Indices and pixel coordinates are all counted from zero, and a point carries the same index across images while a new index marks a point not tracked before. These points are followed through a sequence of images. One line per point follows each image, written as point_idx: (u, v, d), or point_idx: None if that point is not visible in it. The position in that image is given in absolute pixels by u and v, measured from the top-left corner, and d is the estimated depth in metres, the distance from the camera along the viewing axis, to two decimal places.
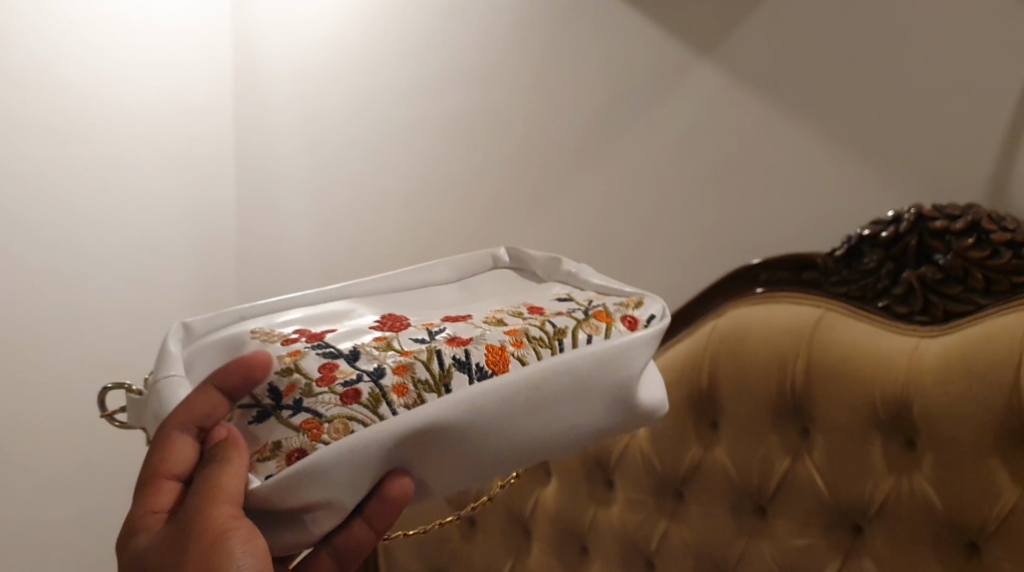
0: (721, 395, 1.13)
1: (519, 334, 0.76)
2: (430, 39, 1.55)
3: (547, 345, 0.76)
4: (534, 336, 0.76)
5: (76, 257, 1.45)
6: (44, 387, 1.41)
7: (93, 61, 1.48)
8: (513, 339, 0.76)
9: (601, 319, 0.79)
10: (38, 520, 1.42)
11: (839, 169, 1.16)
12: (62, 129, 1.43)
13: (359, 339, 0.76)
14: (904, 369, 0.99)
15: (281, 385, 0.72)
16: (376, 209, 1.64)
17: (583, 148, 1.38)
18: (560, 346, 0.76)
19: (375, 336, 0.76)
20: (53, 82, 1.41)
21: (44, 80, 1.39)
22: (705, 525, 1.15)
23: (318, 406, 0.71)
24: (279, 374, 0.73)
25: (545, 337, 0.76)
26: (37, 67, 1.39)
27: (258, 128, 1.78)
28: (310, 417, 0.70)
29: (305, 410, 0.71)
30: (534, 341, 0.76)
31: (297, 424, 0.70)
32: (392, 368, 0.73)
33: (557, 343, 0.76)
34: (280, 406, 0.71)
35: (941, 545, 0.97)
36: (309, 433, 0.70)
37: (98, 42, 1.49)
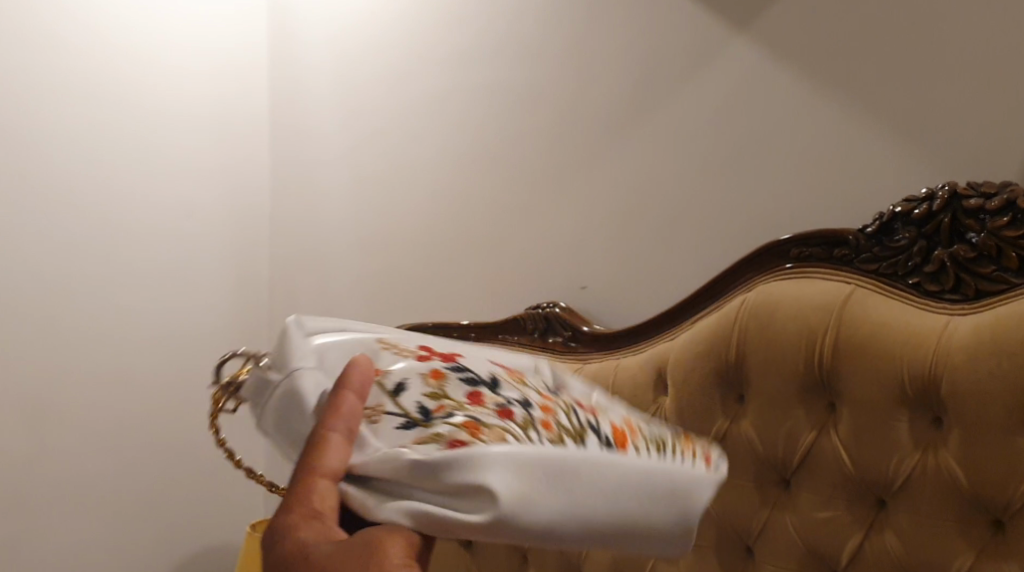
0: (749, 368, 1.14)
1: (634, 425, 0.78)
2: (458, 15, 1.62)
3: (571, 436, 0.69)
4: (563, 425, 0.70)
5: (96, 223, 1.56)
6: (88, 333, 1.54)
7: (130, 40, 1.63)
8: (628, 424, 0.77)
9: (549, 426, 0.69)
10: (55, 478, 1.48)
11: (880, 146, 1.15)
12: (106, 96, 1.59)
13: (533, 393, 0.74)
14: (933, 346, 1.00)
15: (431, 406, 0.69)
16: (402, 175, 1.70)
17: (613, 121, 1.40)
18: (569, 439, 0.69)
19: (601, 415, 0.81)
20: (95, 57, 1.58)
21: (66, 73, 1.53)
22: (728, 496, 1.16)
23: (477, 415, 0.68)
24: (428, 397, 0.70)
25: (572, 429, 0.70)
26: (80, 37, 1.56)
27: (300, 107, 1.85)
28: (469, 420, 0.67)
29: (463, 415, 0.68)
30: (563, 426, 0.70)
31: (457, 423, 0.67)
32: (429, 404, 0.69)
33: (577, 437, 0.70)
34: (429, 420, 0.68)
35: (966, 522, 0.98)
36: (468, 431, 0.66)
37: (134, 23, 1.64)
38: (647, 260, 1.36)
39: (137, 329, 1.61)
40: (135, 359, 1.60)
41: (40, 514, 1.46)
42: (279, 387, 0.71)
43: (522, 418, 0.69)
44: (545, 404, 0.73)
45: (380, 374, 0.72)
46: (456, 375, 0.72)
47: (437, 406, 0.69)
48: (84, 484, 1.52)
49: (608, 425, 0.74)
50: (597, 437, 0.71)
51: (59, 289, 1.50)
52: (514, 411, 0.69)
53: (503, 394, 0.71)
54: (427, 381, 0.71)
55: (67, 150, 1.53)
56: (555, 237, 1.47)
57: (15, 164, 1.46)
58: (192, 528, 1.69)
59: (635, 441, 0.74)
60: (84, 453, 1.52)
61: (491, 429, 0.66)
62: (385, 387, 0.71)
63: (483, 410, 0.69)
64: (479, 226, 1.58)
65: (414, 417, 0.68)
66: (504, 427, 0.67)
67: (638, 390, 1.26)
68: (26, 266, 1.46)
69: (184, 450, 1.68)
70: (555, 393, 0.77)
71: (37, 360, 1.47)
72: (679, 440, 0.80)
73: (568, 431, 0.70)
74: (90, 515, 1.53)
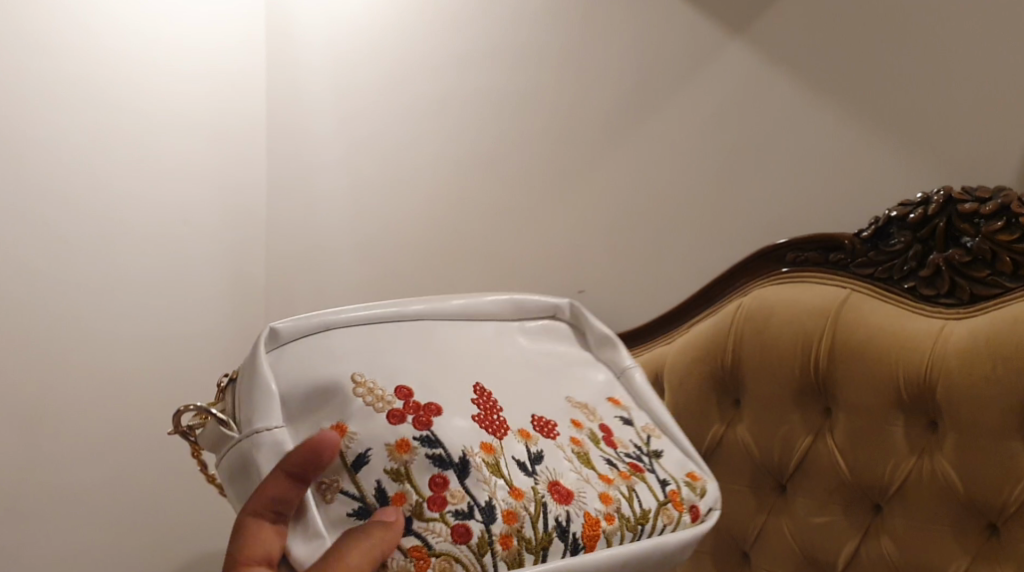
0: (745, 373, 1.14)
1: (611, 510, 0.87)
2: (454, 17, 1.63)
3: (530, 549, 0.81)
4: (524, 538, 0.81)
5: (97, 229, 1.53)
6: (87, 341, 1.52)
7: (134, 43, 1.61)
8: (605, 513, 0.86)
9: (507, 542, 0.80)
10: (52, 486, 1.46)
11: (873, 152, 1.16)
12: (109, 98, 1.56)
13: (499, 489, 0.82)
14: (929, 350, 1.00)
15: (390, 490, 0.79)
16: (398, 178, 1.71)
17: (609, 126, 1.40)
18: (531, 551, 0.82)
19: (573, 439, 0.91)
20: (100, 59, 1.55)
21: (70, 76, 1.50)
22: (725, 501, 1.16)
23: (429, 537, 0.78)
24: (389, 476, 0.79)
25: (532, 541, 0.82)
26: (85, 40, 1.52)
27: (297, 110, 1.86)
28: (419, 545, 0.78)
29: (414, 534, 0.78)
30: (522, 539, 0.81)
31: (406, 548, 0.77)
32: (391, 495, 0.79)
33: (540, 548, 0.82)
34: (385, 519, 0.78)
35: (961, 526, 0.98)
36: (416, 561, 0.77)
37: (136, 26, 1.62)
38: (642, 263, 1.37)
39: (135, 333, 1.60)
40: (132, 363, 1.60)
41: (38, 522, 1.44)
42: (241, 442, 0.79)
43: (479, 538, 0.79)
44: (507, 503, 0.82)
45: (346, 435, 0.80)
46: (424, 455, 0.80)
47: (395, 501, 0.78)
48: (81, 490, 1.51)
49: (580, 517, 0.85)
50: (563, 543, 0.83)
51: (59, 297, 1.47)
52: (469, 533, 0.79)
53: (464, 495, 0.80)
54: (393, 459, 0.79)
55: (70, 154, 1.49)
56: (551, 242, 1.48)
57: (16, 167, 1.41)
58: (187, 527, 1.71)
59: (606, 533, 0.86)
60: (79, 459, 1.51)
61: (438, 559, 0.78)
62: (347, 460, 0.79)
63: (434, 524, 0.78)
64: (475, 230, 1.59)
65: (369, 501, 0.78)
66: (457, 554, 0.79)
67: None
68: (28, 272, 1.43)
69: (178, 453, 1.68)
70: (536, 467, 0.86)
71: (36, 371, 1.44)
72: (668, 503, 0.92)
73: (523, 542, 0.81)
74: (88, 520, 1.52)
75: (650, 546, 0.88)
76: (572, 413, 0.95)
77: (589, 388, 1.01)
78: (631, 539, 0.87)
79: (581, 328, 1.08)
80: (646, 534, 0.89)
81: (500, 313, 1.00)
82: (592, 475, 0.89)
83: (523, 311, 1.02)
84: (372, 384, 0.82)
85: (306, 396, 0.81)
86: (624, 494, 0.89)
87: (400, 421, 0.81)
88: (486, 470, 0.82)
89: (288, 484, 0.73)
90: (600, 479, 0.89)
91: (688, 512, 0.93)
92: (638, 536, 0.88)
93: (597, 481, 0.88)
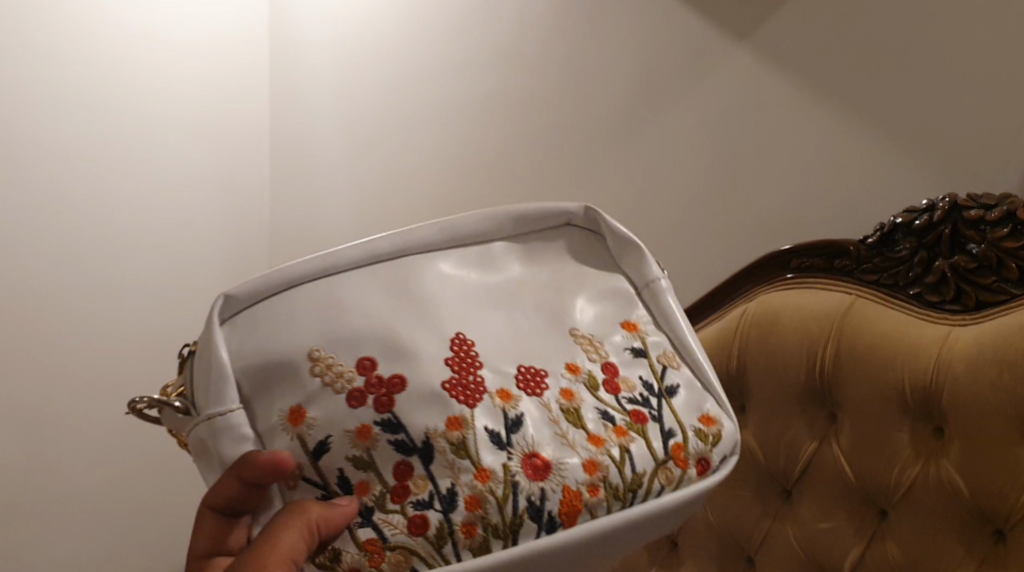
0: (751, 378, 1.15)
1: (596, 479, 0.79)
2: (455, 26, 1.64)
3: (497, 534, 0.76)
4: (489, 523, 0.76)
5: (102, 236, 1.53)
6: (92, 351, 1.51)
7: (139, 56, 1.61)
8: (589, 484, 0.79)
9: (468, 529, 0.76)
10: (59, 495, 1.45)
11: (876, 157, 1.16)
12: (115, 109, 1.56)
13: (462, 471, 0.76)
14: (934, 356, 1.00)
15: (354, 479, 0.76)
16: (400, 186, 1.73)
17: (611, 132, 1.41)
18: (498, 533, 0.76)
19: (563, 390, 0.82)
20: (107, 72, 1.55)
21: (77, 88, 1.49)
22: (730, 506, 1.17)
23: (387, 529, 0.75)
24: (351, 465, 0.76)
25: (499, 524, 0.76)
26: (90, 55, 1.52)
27: (301, 112, 1.88)
28: (375, 538, 0.75)
29: (371, 527, 0.75)
30: (485, 524, 0.76)
31: (361, 541, 0.75)
32: (354, 485, 0.76)
33: (508, 532, 0.76)
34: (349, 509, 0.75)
35: (968, 532, 0.97)
36: (371, 555, 0.75)
37: (141, 39, 1.62)
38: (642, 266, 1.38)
39: (135, 336, 1.59)
40: (133, 365, 1.58)
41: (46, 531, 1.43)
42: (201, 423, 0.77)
43: (436, 530, 0.76)
44: (471, 488, 0.76)
45: (305, 421, 0.76)
46: (386, 442, 0.76)
47: (360, 491, 0.76)
48: (87, 497, 1.50)
49: (557, 493, 0.78)
50: (534, 526, 0.77)
51: (63, 307, 1.46)
52: (428, 521, 0.75)
53: (427, 484, 0.76)
54: (355, 447, 0.76)
55: (77, 165, 1.49)
56: None
57: (18, 173, 1.39)
58: (188, 527, 1.72)
59: (588, 507, 0.79)
60: (87, 466, 1.50)
61: (392, 553, 0.75)
62: (307, 446, 0.76)
63: (394, 516, 0.76)
64: None
65: (333, 489, 0.76)
66: (412, 546, 0.75)
67: None
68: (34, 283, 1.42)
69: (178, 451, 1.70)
70: (512, 438, 0.78)
71: (42, 381, 1.43)
72: (678, 458, 0.83)
73: (489, 529, 0.76)
74: (94, 528, 1.51)
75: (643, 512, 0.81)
76: (571, 353, 0.85)
77: (605, 313, 0.89)
78: (620, 507, 0.81)
79: (600, 234, 0.93)
80: (639, 499, 0.82)
81: (494, 234, 0.88)
82: (577, 442, 0.80)
83: (522, 227, 0.89)
84: (332, 360, 0.77)
85: (263, 371, 0.78)
86: (613, 457, 0.81)
87: (362, 404, 0.77)
88: (450, 452, 0.76)
89: (240, 489, 0.75)
90: (589, 442, 0.80)
91: (695, 466, 0.84)
92: (628, 505, 0.81)
93: (584, 446, 0.80)
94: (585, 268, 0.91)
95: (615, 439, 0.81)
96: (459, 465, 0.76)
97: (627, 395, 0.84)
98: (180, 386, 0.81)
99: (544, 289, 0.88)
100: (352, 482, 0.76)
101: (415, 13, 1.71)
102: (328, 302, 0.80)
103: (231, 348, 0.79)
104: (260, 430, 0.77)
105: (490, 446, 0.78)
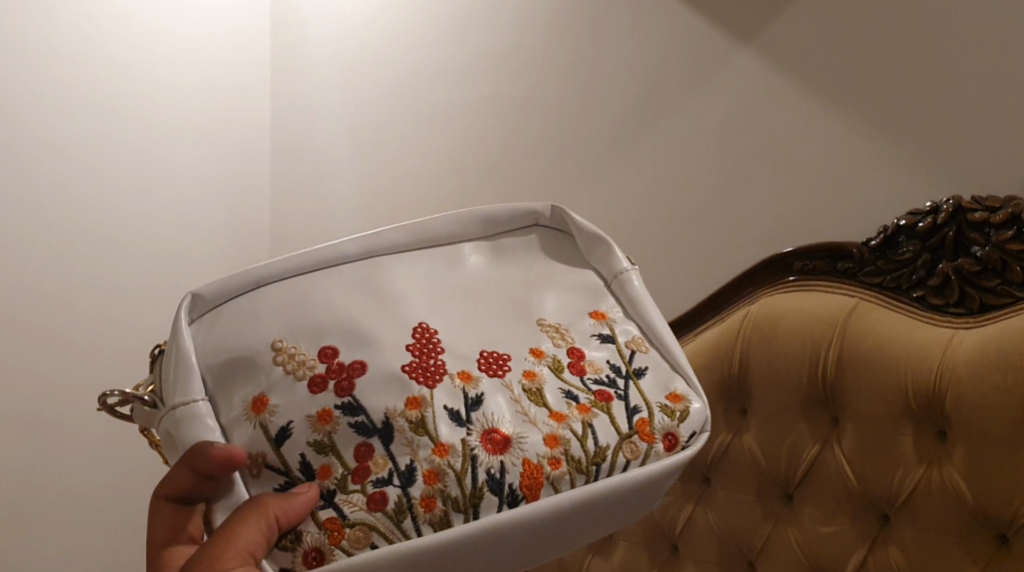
0: (753, 381, 1.15)
1: (557, 453, 0.79)
2: (457, 29, 1.63)
3: (458, 507, 0.76)
4: (449, 496, 0.76)
5: (102, 236, 1.52)
6: (93, 354, 1.50)
7: (140, 58, 1.61)
8: (550, 458, 0.79)
9: (428, 502, 0.76)
10: (55, 495, 1.44)
11: (879, 159, 1.16)
12: (113, 109, 1.55)
13: (420, 447, 0.77)
14: (938, 359, 0.99)
15: (315, 464, 0.76)
16: (404, 189, 1.72)
17: (612, 135, 1.41)
18: (459, 505, 0.76)
19: (526, 371, 0.82)
20: (106, 72, 1.54)
21: (73, 89, 1.48)
22: (731, 510, 1.16)
23: (347, 507, 0.75)
24: (313, 449, 0.76)
25: (459, 497, 0.76)
26: (87, 55, 1.51)
27: (305, 114, 1.88)
28: (335, 517, 0.75)
29: (332, 507, 0.75)
30: (445, 497, 0.76)
31: (321, 521, 0.75)
32: (316, 468, 0.76)
33: (468, 504, 0.76)
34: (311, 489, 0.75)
35: (970, 537, 0.96)
36: (331, 534, 0.75)
37: (140, 42, 1.61)
38: (643, 270, 1.38)
39: (137, 337, 1.58)
40: (134, 365, 1.58)
41: (41, 533, 1.42)
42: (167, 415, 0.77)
43: (396, 504, 0.75)
44: (430, 463, 0.76)
45: (267, 409, 0.77)
46: (347, 425, 0.77)
47: (321, 475, 0.76)
48: (84, 498, 1.49)
49: (517, 466, 0.78)
50: (495, 499, 0.77)
51: (64, 307, 1.46)
52: (387, 498, 0.75)
53: (387, 462, 0.76)
54: (315, 431, 0.76)
55: (75, 165, 1.48)
56: None
57: (14, 173, 1.38)
58: None
59: (551, 480, 0.78)
60: (82, 467, 1.49)
61: (352, 529, 0.75)
62: (268, 433, 0.77)
63: (354, 495, 0.75)
64: None
65: (295, 475, 0.76)
66: (372, 521, 0.75)
67: None
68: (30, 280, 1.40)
69: None
70: (472, 414, 0.79)
71: (40, 381, 1.42)
72: (642, 430, 0.82)
73: (449, 503, 0.76)
74: (90, 529, 1.50)
75: (607, 485, 0.79)
76: (536, 339, 0.85)
77: (575, 305, 0.89)
78: (584, 481, 0.79)
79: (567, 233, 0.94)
80: (604, 473, 0.80)
81: (464, 233, 0.89)
82: (538, 419, 0.80)
83: (494, 228, 0.90)
84: (293, 349, 0.78)
85: (224, 365, 0.79)
86: (576, 432, 0.80)
87: (323, 389, 0.77)
88: (409, 430, 0.77)
89: (194, 479, 0.75)
90: (550, 418, 0.80)
91: (662, 442, 0.83)
92: (593, 478, 0.80)
93: (545, 422, 0.80)
94: (556, 263, 0.92)
95: (578, 416, 0.81)
96: (418, 442, 0.77)
97: (590, 376, 0.84)
98: (151, 383, 0.82)
99: (514, 283, 0.89)
100: (313, 464, 0.76)
101: (417, 18, 1.70)
102: (302, 301, 0.81)
103: (198, 344, 0.80)
104: (224, 422, 0.78)
105: (449, 422, 0.78)
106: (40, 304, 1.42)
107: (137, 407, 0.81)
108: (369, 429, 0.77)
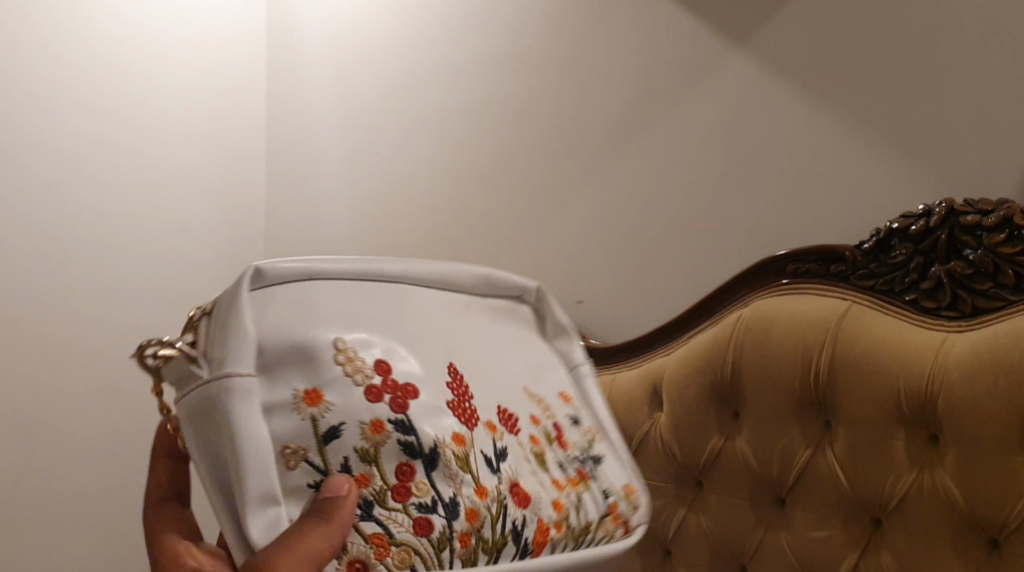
0: (744, 383, 1.13)
1: (560, 516, 0.81)
2: (451, 31, 1.63)
3: (485, 550, 0.75)
4: (483, 537, 0.75)
5: (93, 235, 1.54)
6: (85, 353, 1.51)
7: (128, 57, 1.62)
8: (554, 519, 0.81)
9: (467, 539, 0.74)
10: (43, 494, 1.44)
11: (876, 161, 1.15)
12: (99, 108, 1.57)
13: (463, 483, 0.75)
14: (930, 361, 0.99)
15: (357, 470, 0.71)
16: (397, 190, 1.70)
17: (608, 137, 1.40)
18: (488, 550, 0.75)
19: (530, 435, 0.84)
20: (91, 69, 1.56)
21: (57, 87, 1.50)
22: (724, 515, 1.15)
23: (392, 527, 0.71)
24: (359, 456, 0.71)
25: (488, 541, 0.75)
26: (73, 55, 1.53)
27: (301, 114, 1.86)
28: (380, 533, 0.71)
29: (376, 522, 0.71)
30: (479, 540, 0.75)
31: (366, 534, 0.70)
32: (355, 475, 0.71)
33: (494, 550, 0.76)
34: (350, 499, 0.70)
35: (961, 542, 0.96)
36: (376, 549, 0.70)
37: (131, 43, 1.63)
38: (640, 273, 1.36)
39: (128, 337, 1.58)
40: (128, 365, 1.58)
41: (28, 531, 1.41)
42: (211, 383, 0.69)
43: (439, 535, 0.72)
44: (471, 500, 0.75)
45: (321, 404, 0.71)
46: (397, 440, 0.72)
47: (359, 483, 0.71)
48: (73, 499, 1.48)
49: (533, 522, 0.79)
50: (513, 548, 0.77)
51: (56, 306, 1.48)
52: (433, 527, 0.72)
53: (430, 487, 0.73)
54: (365, 439, 0.71)
55: (66, 165, 1.51)
56: (551, 254, 1.47)
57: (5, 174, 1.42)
58: None
59: (553, 542, 0.80)
60: (73, 467, 1.48)
61: (398, 549, 0.71)
62: (318, 429, 0.70)
63: (397, 514, 0.71)
64: (475, 242, 1.58)
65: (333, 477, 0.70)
66: (417, 546, 0.71)
67: (633, 404, 1.25)
68: (20, 279, 1.43)
69: None
70: (500, 465, 0.79)
71: (30, 378, 1.43)
72: (612, 511, 0.87)
73: (481, 543, 0.75)
74: (79, 530, 1.49)
75: (594, 556, 0.82)
76: (531, 408, 0.87)
77: (545, 379, 0.92)
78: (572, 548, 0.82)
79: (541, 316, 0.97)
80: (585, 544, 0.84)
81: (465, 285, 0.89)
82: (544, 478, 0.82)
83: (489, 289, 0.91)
84: (355, 353, 0.73)
85: (283, 349, 0.71)
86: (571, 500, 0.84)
87: (379, 401, 0.73)
88: (455, 463, 0.75)
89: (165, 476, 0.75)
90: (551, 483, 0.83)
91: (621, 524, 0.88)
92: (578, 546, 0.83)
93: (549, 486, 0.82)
94: (524, 333, 0.94)
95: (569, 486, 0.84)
96: (458, 475, 0.75)
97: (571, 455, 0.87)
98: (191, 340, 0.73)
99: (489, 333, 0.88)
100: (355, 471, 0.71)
101: (410, 20, 1.71)
102: (330, 310, 0.75)
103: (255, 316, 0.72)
104: (270, 403, 0.70)
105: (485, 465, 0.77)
106: (31, 301, 1.44)
107: (174, 364, 0.72)
108: (416, 450, 0.73)
